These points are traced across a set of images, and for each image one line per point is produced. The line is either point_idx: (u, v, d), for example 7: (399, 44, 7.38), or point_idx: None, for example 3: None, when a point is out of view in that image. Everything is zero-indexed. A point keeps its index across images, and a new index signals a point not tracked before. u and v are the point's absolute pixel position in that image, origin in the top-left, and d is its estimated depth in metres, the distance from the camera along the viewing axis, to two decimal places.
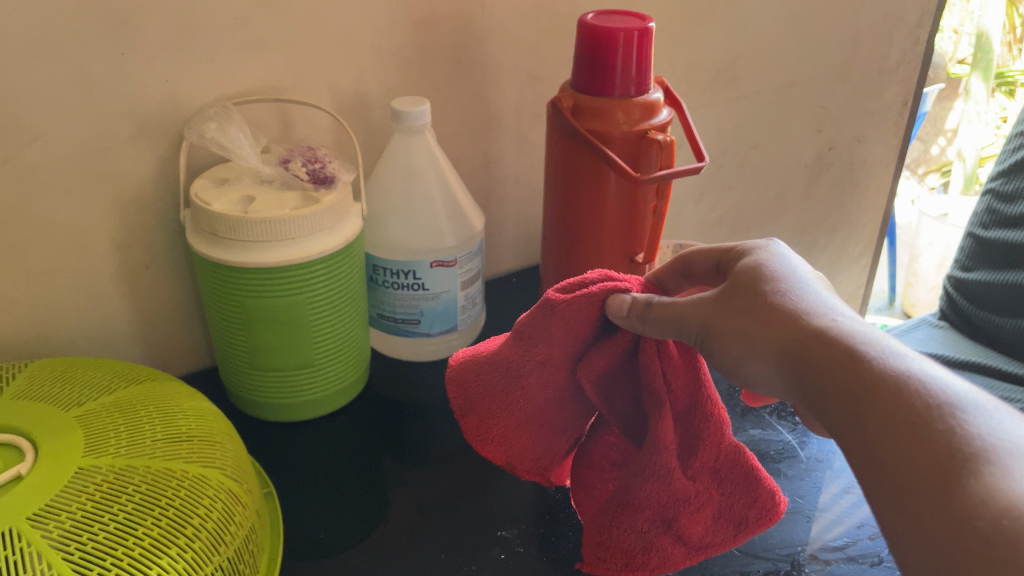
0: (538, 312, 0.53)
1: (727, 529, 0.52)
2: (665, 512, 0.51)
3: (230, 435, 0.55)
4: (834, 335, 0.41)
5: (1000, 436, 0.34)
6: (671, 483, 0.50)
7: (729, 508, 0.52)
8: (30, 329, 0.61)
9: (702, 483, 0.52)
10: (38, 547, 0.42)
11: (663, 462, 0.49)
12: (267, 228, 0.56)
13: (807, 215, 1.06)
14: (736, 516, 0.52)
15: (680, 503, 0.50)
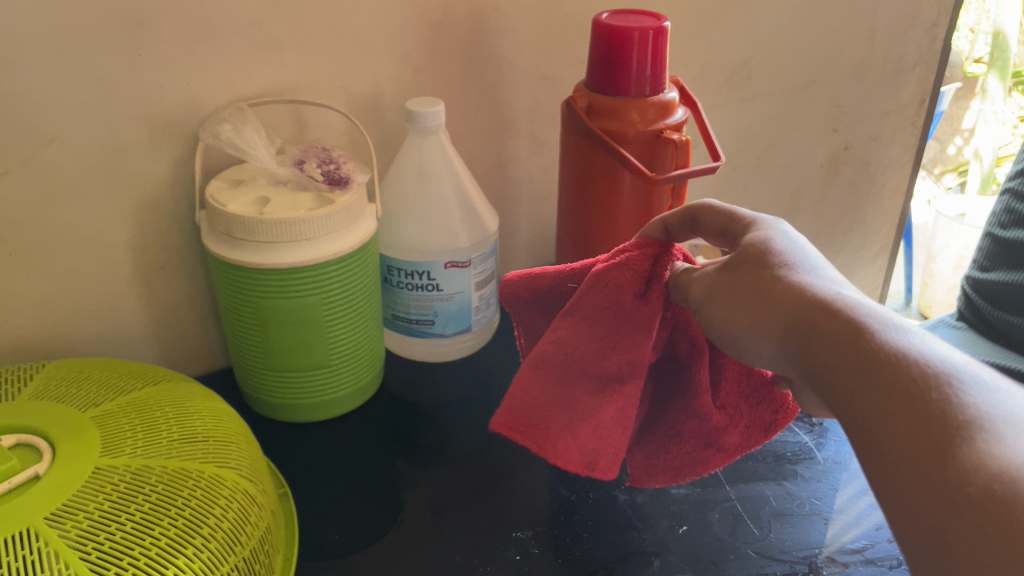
0: (606, 315, 0.48)
1: (757, 435, 0.53)
2: (704, 439, 0.52)
3: (246, 435, 0.55)
4: (839, 307, 0.39)
5: (996, 406, 0.32)
6: (708, 420, 0.51)
7: (758, 418, 0.53)
8: (47, 329, 0.62)
9: (731, 406, 0.52)
10: (56, 546, 0.42)
11: (701, 404, 0.50)
12: (283, 229, 0.56)
13: (822, 216, 1.05)
14: (764, 422, 0.53)
15: (719, 431, 0.52)
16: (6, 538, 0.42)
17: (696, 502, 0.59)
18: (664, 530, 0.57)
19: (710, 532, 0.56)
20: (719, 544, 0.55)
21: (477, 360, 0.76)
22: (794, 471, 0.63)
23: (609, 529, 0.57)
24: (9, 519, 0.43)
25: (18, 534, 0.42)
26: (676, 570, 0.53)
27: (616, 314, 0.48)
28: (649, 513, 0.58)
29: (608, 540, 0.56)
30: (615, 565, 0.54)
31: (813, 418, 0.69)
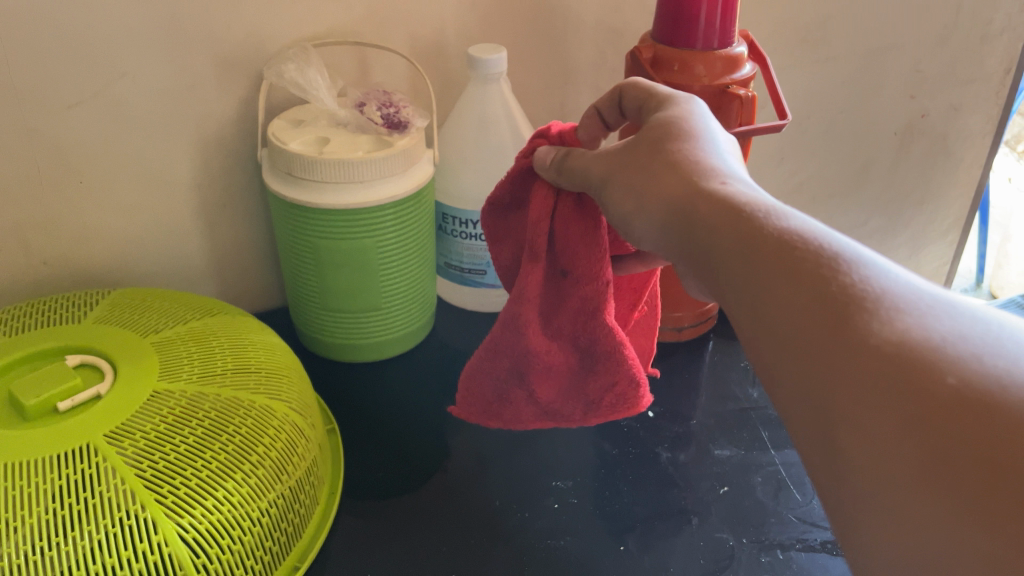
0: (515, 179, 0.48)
1: (583, 402, 0.49)
2: (523, 371, 0.47)
3: (297, 370, 0.56)
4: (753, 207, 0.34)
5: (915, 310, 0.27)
6: (523, 342, 0.46)
7: (595, 383, 0.48)
8: (114, 260, 0.64)
9: (559, 345, 0.47)
10: (114, 462, 0.44)
11: (523, 314, 0.45)
12: (341, 170, 0.56)
13: (893, 187, 1.02)
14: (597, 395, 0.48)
15: (536, 365, 0.47)
16: (67, 451, 0.44)
17: (738, 465, 0.59)
18: (705, 490, 0.56)
19: (752, 496, 0.56)
20: (761, 508, 0.55)
21: None
22: None
23: (650, 485, 0.57)
24: (71, 435, 0.45)
25: (79, 448, 0.44)
26: (714, 530, 0.53)
27: (522, 176, 0.47)
28: (691, 472, 0.58)
29: (648, 497, 0.56)
30: (654, 521, 0.54)
31: None
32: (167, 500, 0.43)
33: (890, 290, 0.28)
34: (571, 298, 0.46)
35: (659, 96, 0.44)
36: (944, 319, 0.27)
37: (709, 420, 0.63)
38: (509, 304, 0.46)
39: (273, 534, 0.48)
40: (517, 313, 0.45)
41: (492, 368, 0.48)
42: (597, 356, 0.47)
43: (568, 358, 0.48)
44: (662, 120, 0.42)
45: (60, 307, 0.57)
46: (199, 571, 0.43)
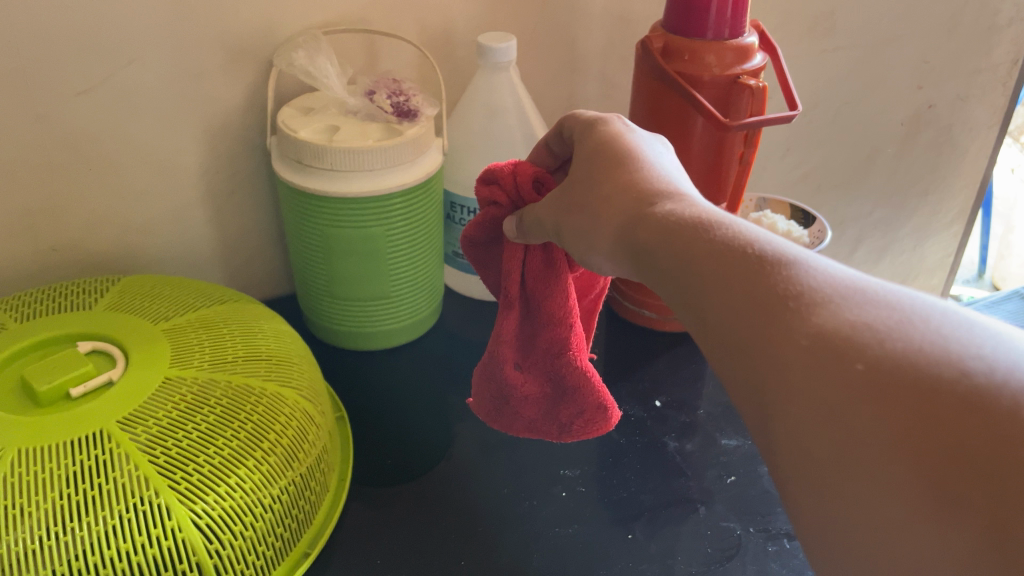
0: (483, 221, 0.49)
1: (556, 426, 0.50)
2: (502, 394, 0.50)
3: (306, 357, 0.57)
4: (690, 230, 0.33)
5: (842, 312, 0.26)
6: (501, 372, 0.48)
7: (563, 411, 0.49)
8: (121, 247, 0.64)
9: (532, 373, 0.49)
10: (127, 448, 0.44)
11: (500, 351, 0.48)
12: (351, 158, 0.56)
13: (898, 177, 1.02)
14: (566, 422, 0.50)
15: (513, 392, 0.49)
16: (81, 437, 0.44)
17: (745, 454, 0.59)
18: (712, 480, 0.57)
19: (759, 485, 0.56)
20: (768, 497, 0.55)
21: None
22: None
23: (657, 474, 0.57)
24: (85, 420, 0.45)
25: (93, 434, 0.44)
26: (720, 519, 0.54)
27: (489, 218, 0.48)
28: (697, 462, 0.58)
29: (655, 486, 0.56)
30: (661, 510, 0.54)
31: None
32: (180, 486, 0.44)
33: (824, 287, 0.28)
34: (540, 338, 0.48)
35: (582, 122, 0.44)
36: (877, 310, 0.27)
37: (715, 410, 0.64)
38: (488, 341, 0.49)
39: (284, 520, 0.48)
40: (494, 350, 0.48)
41: (485, 391, 0.51)
42: (564, 387, 0.48)
43: (539, 385, 0.49)
44: (596, 145, 0.41)
45: (70, 294, 0.57)
46: (212, 556, 0.44)
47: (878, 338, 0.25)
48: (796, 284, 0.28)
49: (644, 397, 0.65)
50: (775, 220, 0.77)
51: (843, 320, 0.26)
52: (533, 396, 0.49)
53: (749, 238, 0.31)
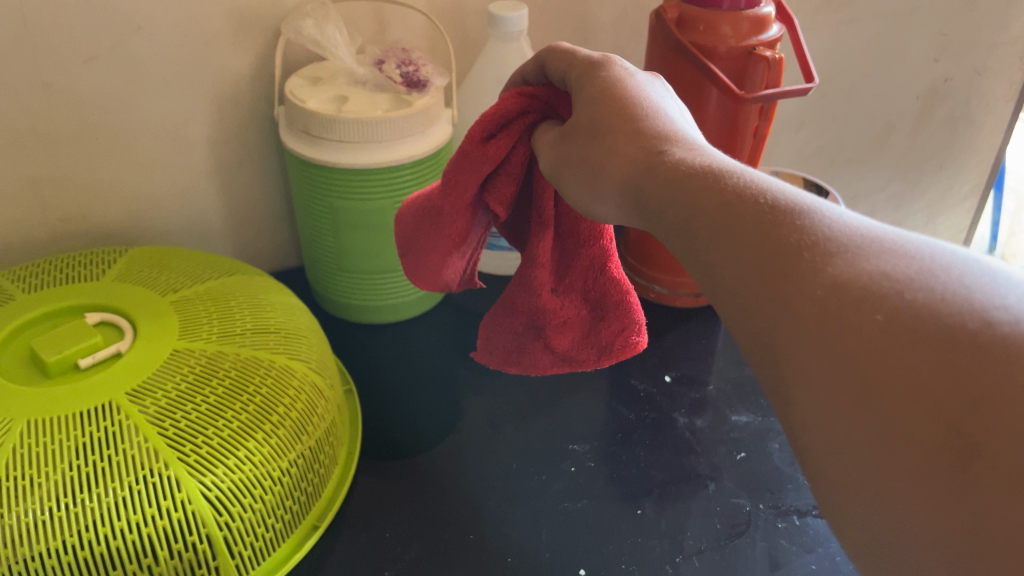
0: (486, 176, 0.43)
1: (592, 350, 0.48)
2: (535, 320, 0.47)
3: (315, 330, 0.56)
4: (702, 179, 0.31)
5: (864, 265, 0.25)
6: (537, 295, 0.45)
7: (597, 333, 0.47)
8: (130, 218, 0.64)
9: (566, 296, 0.46)
10: (136, 420, 0.44)
11: (536, 272, 0.45)
12: (360, 129, 0.55)
13: (912, 151, 1.01)
14: (602, 343, 0.47)
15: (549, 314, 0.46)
16: (90, 408, 0.44)
17: (755, 431, 0.59)
18: (722, 456, 0.56)
19: (769, 462, 0.56)
20: (778, 474, 0.55)
21: None
22: None
23: (666, 451, 0.57)
24: (94, 392, 0.45)
25: (102, 405, 0.44)
26: (730, 495, 0.53)
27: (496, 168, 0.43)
28: (707, 438, 0.58)
29: (665, 462, 0.56)
30: (671, 485, 0.54)
31: None
32: (189, 458, 0.43)
33: (839, 238, 0.26)
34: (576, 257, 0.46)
35: (580, 58, 0.40)
36: (896, 260, 0.25)
37: (726, 386, 0.63)
38: (522, 265, 0.45)
39: (293, 493, 0.48)
40: (528, 271, 0.45)
41: (511, 322, 0.48)
42: (603, 302, 0.46)
43: (575, 309, 0.47)
44: (600, 89, 0.38)
45: (78, 264, 0.57)
46: (221, 529, 0.44)
47: (897, 287, 0.23)
48: (811, 233, 0.26)
49: (654, 372, 0.64)
50: None
51: (862, 270, 0.25)
52: (568, 318, 0.47)
53: (761, 187, 0.29)
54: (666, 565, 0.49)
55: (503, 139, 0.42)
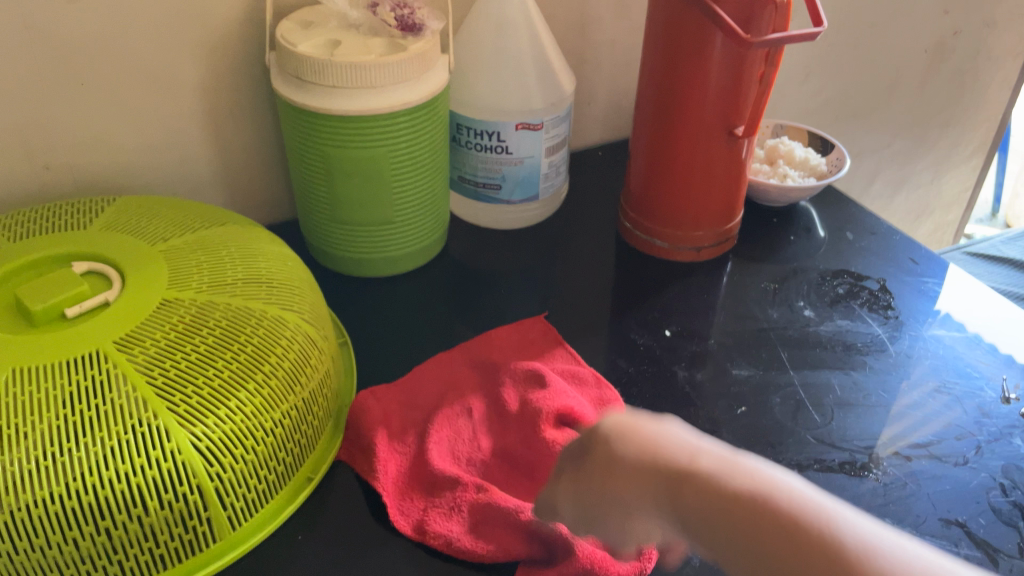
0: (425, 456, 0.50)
1: (512, 532, 0.45)
2: (455, 524, 0.46)
3: (308, 281, 0.55)
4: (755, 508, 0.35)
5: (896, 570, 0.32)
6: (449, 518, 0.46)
7: (513, 514, 0.45)
8: (117, 167, 0.62)
9: (486, 521, 0.46)
10: (124, 369, 0.43)
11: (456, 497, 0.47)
12: (354, 74, 0.54)
13: (918, 107, 0.99)
14: (516, 525, 0.45)
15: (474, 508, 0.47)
16: (77, 356, 0.43)
17: (756, 385, 0.58)
18: (723, 410, 0.56)
19: (770, 416, 0.55)
20: (779, 427, 0.54)
21: (545, 230, 0.74)
22: (864, 362, 0.60)
23: (666, 404, 0.56)
24: (80, 340, 0.44)
25: (89, 353, 0.43)
26: (731, 448, 0.53)
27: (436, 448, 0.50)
28: (708, 392, 0.57)
29: (665, 413, 0.55)
30: None
31: (888, 310, 0.65)
32: (179, 408, 0.43)
33: (859, 546, 0.33)
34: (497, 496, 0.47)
35: None
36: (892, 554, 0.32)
37: (727, 339, 0.62)
38: (435, 516, 0.47)
39: (286, 445, 0.48)
40: (444, 511, 0.47)
41: (435, 516, 0.47)
42: (518, 520, 0.45)
43: (488, 539, 0.45)
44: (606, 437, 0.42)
45: (65, 213, 0.55)
46: (213, 479, 0.43)
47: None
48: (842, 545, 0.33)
49: (654, 326, 0.63)
50: (793, 146, 0.76)
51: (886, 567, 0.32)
52: (479, 538, 0.45)
53: (793, 500, 0.35)
54: None
55: (436, 439, 0.51)
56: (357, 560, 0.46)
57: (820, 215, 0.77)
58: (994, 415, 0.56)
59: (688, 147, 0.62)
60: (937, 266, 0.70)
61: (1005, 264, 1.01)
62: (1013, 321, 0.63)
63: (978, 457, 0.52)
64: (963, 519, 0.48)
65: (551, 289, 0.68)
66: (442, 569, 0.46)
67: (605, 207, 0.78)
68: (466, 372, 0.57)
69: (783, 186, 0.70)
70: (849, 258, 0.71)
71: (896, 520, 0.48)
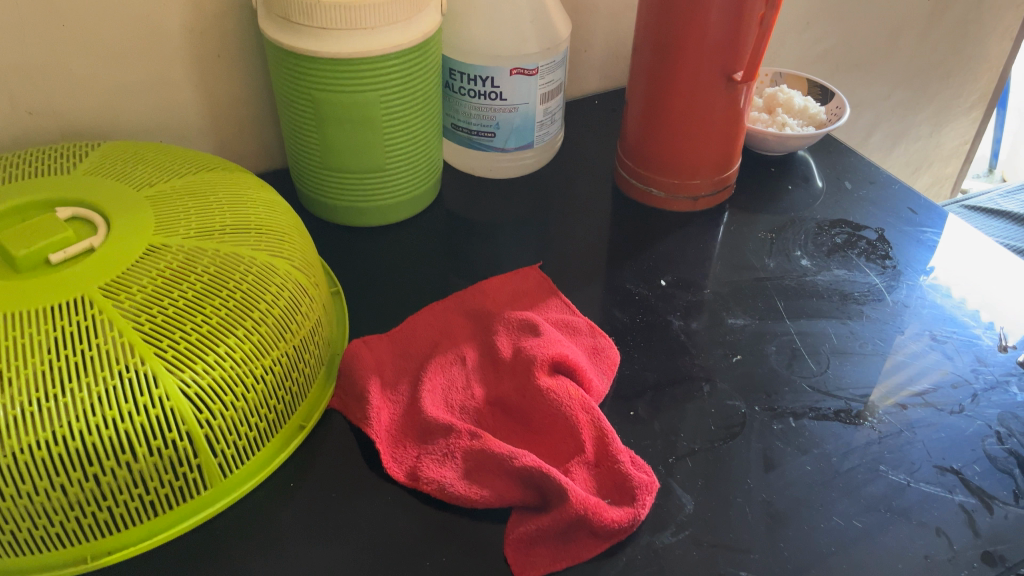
0: (418, 401, 0.50)
1: (507, 480, 0.45)
2: (448, 467, 0.46)
3: (298, 228, 0.54)
4: None
5: None
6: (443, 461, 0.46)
7: (508, 459, 0.45)
8: (103, 112, 0.60)
9: (480, 465, 0.46)
10: (110, 314, 0.42)
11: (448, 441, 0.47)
12: (341, 15, 0.52)
13: (919, 58, 0.97)
14: (511, 470, 0.45)
15: (470, 452, 0.46)
16: (62, 301, 0.42)
17: (752, 334, 0.57)
18: (718, 358, 0.55)
19: (766, 364, 0.55)
20: (775, 375, 0.54)
21: (539, 180, 0.73)
22: (860, 311, 0.59)
23: (661, 353, 0.56)
24: (65, 285, 0.43)
25: (74, 299, 0.42)
26: (726, 397, 0.52)
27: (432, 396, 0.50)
28: (703, 341, 0.57)
29: (660, 362, 0.55)
30: (666, 387, 0.53)
31: (886, 260, 0.64)
32: (167, 354, 0.42)
33: None
34: (493, 441, 0.46)
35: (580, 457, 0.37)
36: None
37: (723, 289, 0.61)
38: (433, 458, 0.47)
39: (277, 393, 0.47)
40: (438, 453, 0.47)
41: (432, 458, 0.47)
42: (511, 467, 0.45)
43: (482, 485, 0.45)
44: None
45: (48, 158, 0.54)
46: (202, 426, 0.42)
47: None
48: None
49: (650, 276, 0.63)
50: (792, 94, 0.75)
51: None
52: (473, 483, 0.45)
53: None
54: (659, 465, 0.48)
55: (431, 387, 0.51)
56: (350, 508, 0.46)
57: (818, 164, 0.76)
58: (990, 363, 0.55)
59: (686, 93, 0.61)
60: (936, 216, 0.69)
61: (1003, 218, 1.00)
62: (1010, 269, 0.63)
63: (974, 405, 0.52)
64: (957, 466, 0.48)
65: (546, 239, 0.67)
66: (435, 516, 0.45)
67: (601, 157, 0.77)
68: (460, 321, 0.57)
69: (781, 135, 0.69)
70: (848, 208, 0.70)
71: (890, 467, 0.48)
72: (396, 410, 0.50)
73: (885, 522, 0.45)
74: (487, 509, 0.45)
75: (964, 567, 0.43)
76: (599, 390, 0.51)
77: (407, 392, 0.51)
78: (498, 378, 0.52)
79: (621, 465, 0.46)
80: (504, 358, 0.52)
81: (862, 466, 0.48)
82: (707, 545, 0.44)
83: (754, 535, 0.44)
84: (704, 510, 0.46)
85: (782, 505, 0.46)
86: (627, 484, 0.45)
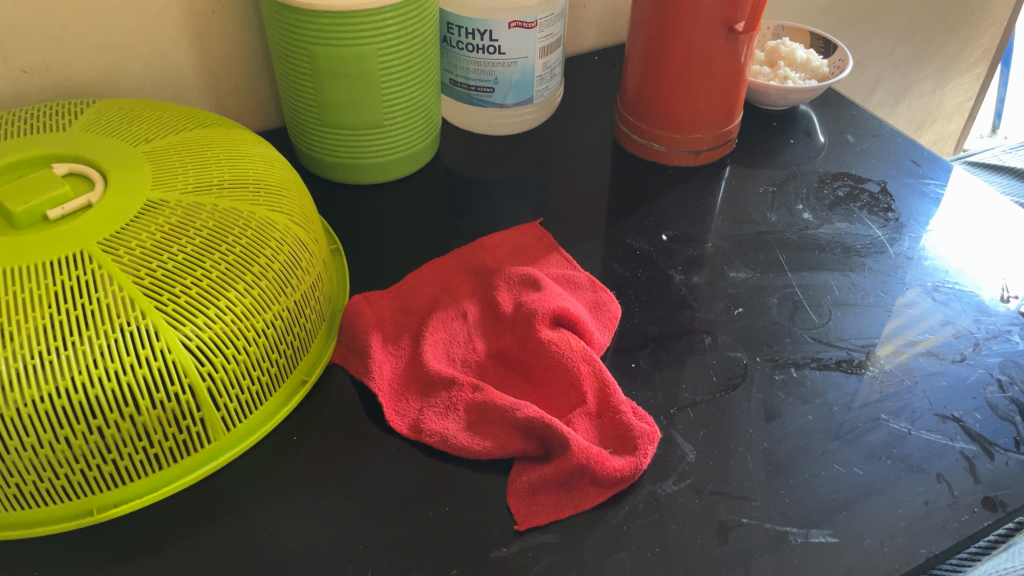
0: (419, 356, 0.50)
1: (509, 431, 0.45)
2: (449, 420, 0.46)
3: (297, 184, 0.54)
4: None
5: None
6: (445, 414, 0.46)
7: (509, 412, 0.45)
8: (97, 70, 0.59)
9: (483, 418, 0.46)
10: (110, 270, 0.42)
11: (449, 395, 0.47)
12: None
13: (924, 11, 0.95)
14: (513, 422, 0.45)
15: (472, 405, 0.46)
16: (60, 256, 0.42)
17: (754, 287, 0.57)
18: (719, 311, 0.55)
19: (767, 316, 0.55)
20: (776, 327, 0.54)
21: (539, 137, 0.73)
22: (862, 264, 0.59)
23: (662, 307, 0.55)
24: (63, 240, 0.43)
25: (72, 255, 0.42)
26: (728, 348, 0.52)
27: (433, 350, 0.50)
28: (704, 294, 0.57)
29: (661, 316, 0.54)
30: (669, 340, 0.53)
31: (889, 213, 0.64)
32: (168, 308, 0.42)
33: None
34: (494, 394, 0.46)
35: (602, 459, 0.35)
36: None
37: (724, 244, 0.61)
38: (435, 411, 0.47)
39: (279, 347, 0.47)
40: (440, 407, 0.47)
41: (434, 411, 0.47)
42: (513, 419, 0.45)
43: (484, 436, 0.45)
44: None
45: (43, 116, 0.53)
46: (205, 379, 0.42)
47: None
48: None
49: (651, 231, 0.62)
50: (794, 47, 0.74)
51: None
52: (475, 434, 0.45)
53: None
54: (660, 416, 0.48)
55: (431, 340, 0.51)
56: (352, 461, 0.46)
57: (820, 118, 0.75)
58: (992, 314, 0.55)
59: (685, 45, 0.60)
60: (939, 169, 0.69)
61: (1007, 174, 1.00)
62: (1013, 220, 0.62)
63: (976, 354, 0.52)
64: (959, 415, 0.49)
65: (546, 196, 0.66)
66: (438, 468, 0.46)
67: (600, 113, 0.76)
68: (460, 276, 0.56)
69: (783, 88, 0.68)
70: (850, 162, 0.70)
71: (891, 416, 0.48)
72: (397, 364, 0.50)
73: (886, 469, 0.46)
74: (489, 460, 0.46)
75: (965, 512, 0.44)
76: (600, 342, 0.51)
77: (408, 346, 0.51)
78: (499, 333, 0.52)
79: (623, 416, 0.46)
80: (505, 312, 0.52)
81: (863, 416, 0.48)
82: (708, 493, 0.44)
83: (755, 483, 0.45)
84: (705, 460, 0.46)
85: (783, 454, 0.46)
86: (629, 434, 0.46)
